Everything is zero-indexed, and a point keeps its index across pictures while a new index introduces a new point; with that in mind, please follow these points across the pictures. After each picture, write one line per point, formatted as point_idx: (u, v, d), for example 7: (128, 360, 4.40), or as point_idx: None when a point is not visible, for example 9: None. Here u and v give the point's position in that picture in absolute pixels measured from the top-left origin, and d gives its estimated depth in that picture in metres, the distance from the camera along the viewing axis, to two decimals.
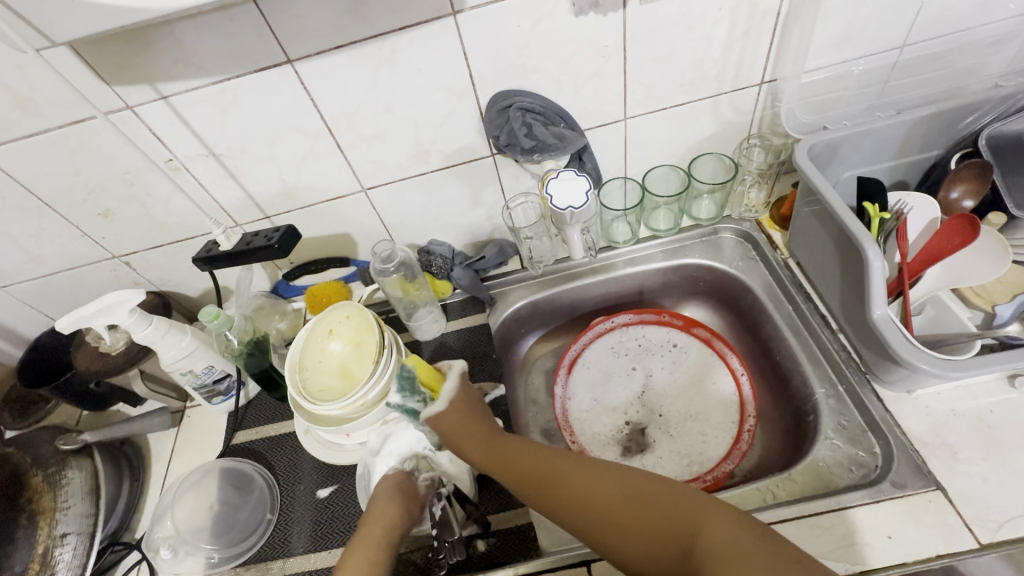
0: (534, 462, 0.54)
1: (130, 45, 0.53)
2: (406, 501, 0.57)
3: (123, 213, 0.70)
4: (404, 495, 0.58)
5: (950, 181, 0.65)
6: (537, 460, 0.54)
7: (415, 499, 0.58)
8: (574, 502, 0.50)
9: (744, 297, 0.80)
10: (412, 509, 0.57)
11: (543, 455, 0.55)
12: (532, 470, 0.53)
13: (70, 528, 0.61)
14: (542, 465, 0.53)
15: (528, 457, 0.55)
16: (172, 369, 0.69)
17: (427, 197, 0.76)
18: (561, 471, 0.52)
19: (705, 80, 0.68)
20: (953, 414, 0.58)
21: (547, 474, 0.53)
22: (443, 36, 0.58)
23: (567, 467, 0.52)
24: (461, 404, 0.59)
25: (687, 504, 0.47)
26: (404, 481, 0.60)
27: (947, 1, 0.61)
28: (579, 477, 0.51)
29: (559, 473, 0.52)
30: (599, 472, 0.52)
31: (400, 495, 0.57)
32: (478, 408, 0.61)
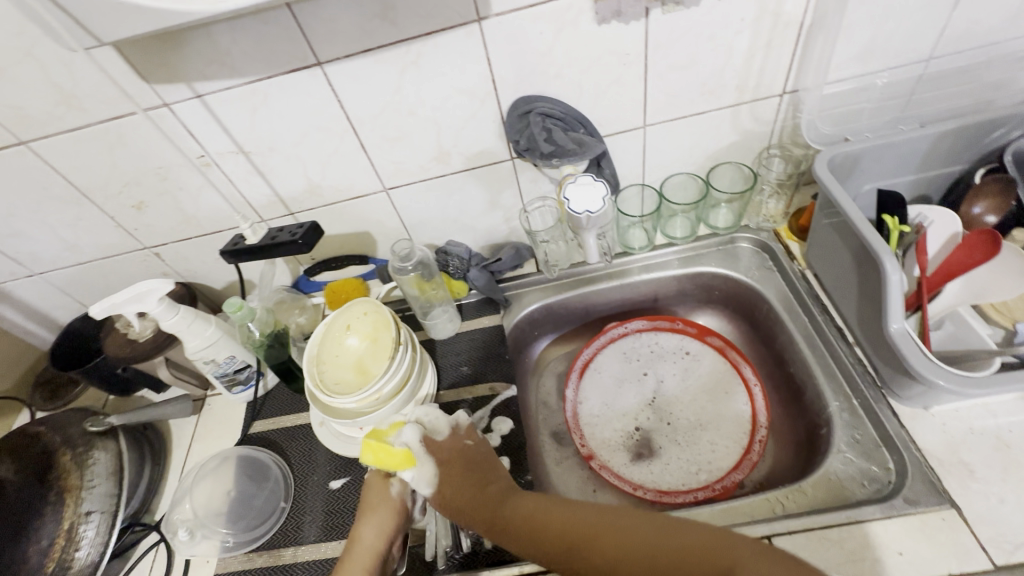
0: (546, 521, 0.51)
1: (169, 45, 0.55)
2: (384, 514, 0.57)
3: (156, 206, 0.72)
4: (382, 510, 0.57)
5: (972, 196, 0.65)
6: (550, 517, 0.52)
7: (393, 509, 0.58)
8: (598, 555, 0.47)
9: (759, 307, 0.80)
10: (390, 524, 0.57)
11: (550, 509, 0.53)
12: (548, 530, 0.51)
13: (94, 506, 0.64)
14: (554, 522, 0.51)
15: (536, 513, 0.53)
16: (196, 358, 0.72)
17: (447, 198, 0.78)
18: (575, 523, 0.50)
19: (726, 89, 0.68)
20: (972, 432, 0.58)
21: (562, 530, 0.50)
22: (467, 43, 0.59)
23: (576, 518, 0.51)
24: (454, 464, 0.59)
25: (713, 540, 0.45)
26: (381, 490, 0.59)
27: (974, 15, 0.60)
28: (595, 526, 0.49)
29: (572, 526, 0.50)
30: (612, 517, 0.49)
31: (376, 512, 0.57)
32: (472, 463, 0.59)
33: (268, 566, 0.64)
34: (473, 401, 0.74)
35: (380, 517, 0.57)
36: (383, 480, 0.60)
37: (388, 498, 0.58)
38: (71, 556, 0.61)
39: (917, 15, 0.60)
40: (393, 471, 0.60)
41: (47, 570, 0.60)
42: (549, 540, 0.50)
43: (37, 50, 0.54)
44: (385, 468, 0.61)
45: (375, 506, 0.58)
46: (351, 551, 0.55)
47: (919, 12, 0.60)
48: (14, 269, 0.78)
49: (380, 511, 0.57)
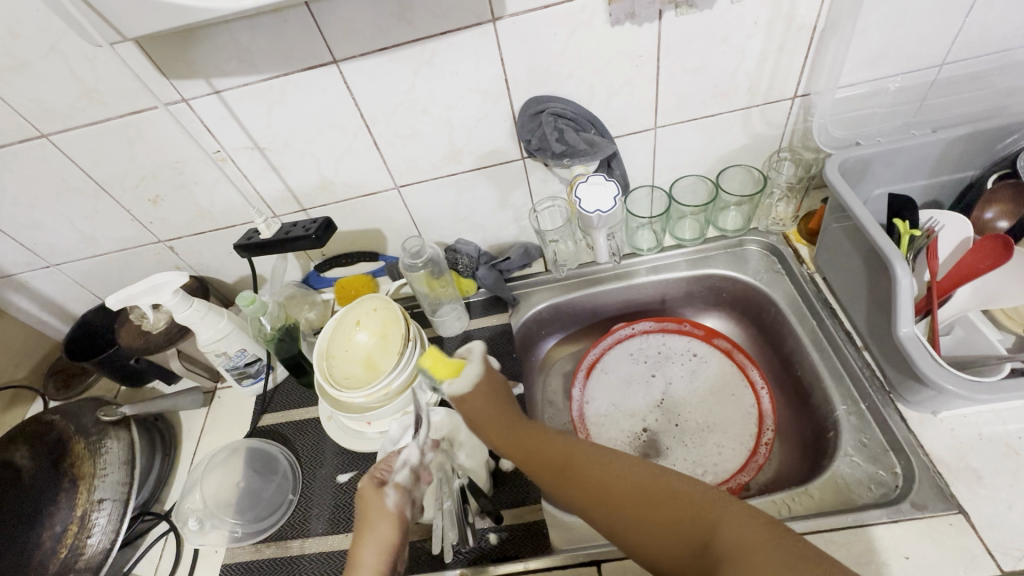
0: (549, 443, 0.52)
1: (189, 42, 0.56)
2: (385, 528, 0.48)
3: (171, 200, 0.74)
4: (381, 521, 0.48)
5: (983, 202, 0.65)
6: (556, 440, 0.52)
7: (395, 519, 0.49)
8: (588, 492, 0.46)
9: (767, 310, 0.80)
10: (394, 537, 0.47)
11: (559, 440, 0.52)
12: (548, 450, 0.51)
13: (107, 494, 0.65)
14: (559, 450, 0.51)
15: (545, 437, 0.53)
16: (208, 350, 0.73)
17: (457, 196, 0.78)
18: (581, 458, 0.49)
19: (738, 92, 0.68)
20: (980, 438, 0.57)
21: (560, 453, 0.50)
22: (481, 43, 0.60)
23: (577, 445, 0.50)
24: (490, 384, 0.58)
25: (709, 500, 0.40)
26: (377, 499, 0.50)
27: (989, 21, 0.60)
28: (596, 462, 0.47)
29: (576, 461, 0.48)
30: (617, 458, 0.47)
31: (376, 526, 0.48)
32: (497, 392, 0.58)
33: (275, 557, 0.65)
34: None
35: (382, 530, 0.47)
36: (377, 488, 0.51)
37: (390, 507, 0.50)
38: (83, 543, 0.62)
39: (930, 20, 0.60)
40: (387, 476, 0.53)
41: (60, 556, 0.60)
42: (547, 469, 0.50)
43: (61, 45, 0.55)
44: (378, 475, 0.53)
45: (373, 519, 0.49)
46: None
47: (933, 17, 0.60)
48: (33, 260, 0.79)
49: (380, 525, 0.48)
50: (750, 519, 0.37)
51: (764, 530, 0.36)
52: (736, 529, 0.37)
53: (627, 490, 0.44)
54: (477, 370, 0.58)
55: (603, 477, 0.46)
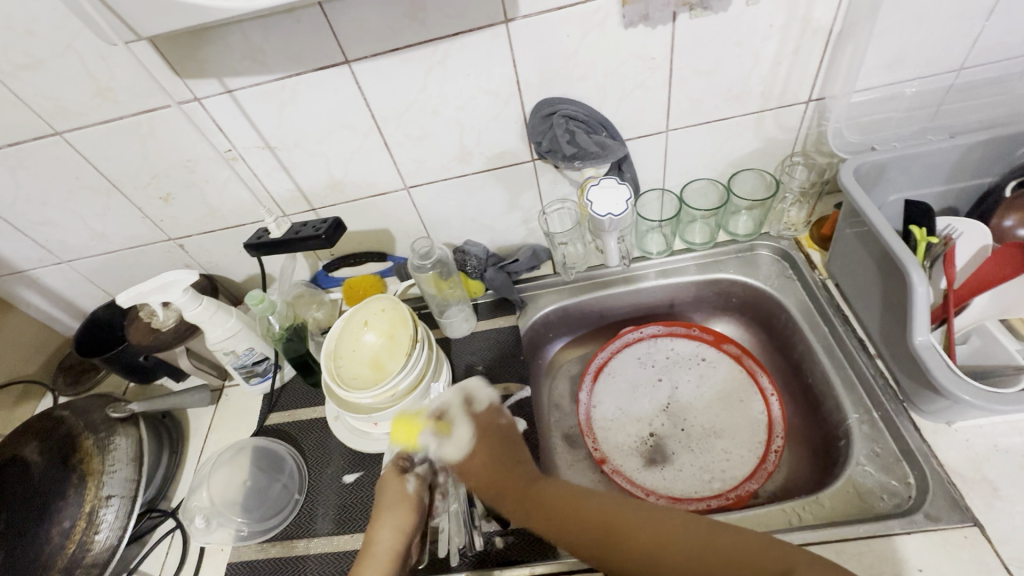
0: (581, 510, 0.54)
1: (202, 41, 0.56)
2: (402, 514, 0.57)
3: (182, 198, 0.74)
4: (399, 507, 0.57)
5: (1004, 208, 0.64)
6: (587, 505, 0.54)
7: (410, 505, 0.58)
8: (646, 549, 0.48)
9: (778, 316, 0.79)
10: (408, 522, 0.56)
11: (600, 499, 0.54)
12: (587, 519, 0.52)
13: (115, 491, 0.65)
14: (602, 509, 0.53)
15: (573, 503, 0.55)
16: (217, 348, 0.73)
17: (466, 198, 0.78)
18: (628, 516, 0.51)
19: (751, 96, 0.68)
20: (996, 450, 0.56)
21: (598, 516, 0.52)
22: (493, 44, 0.60)
23: (612, 507, 0.53)
24: (489, 446, 0.64)
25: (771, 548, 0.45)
26: (397, 487, 0.59)
27: (1009, 25, 0.59)
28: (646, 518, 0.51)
29: (620, 522, 0.51)
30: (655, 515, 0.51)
31: (394, 510, 0.57)
32: (497, 452, 0.63)
33: (280, 557, 0.65)
34: None
35: (399, 515, 0.57)
36: (399, 475, 0.60)
37: (408, 496, 0.59)
38: (91, 539, 0.62)
39: (949, 24, 0.59)
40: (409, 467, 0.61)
41: (67, 552, 0.61)
42: (596, 531, 0.51)
43: (77, 43, 0.56)
44: (400, 464, 0.62)
45: (392, 504, 0.58)
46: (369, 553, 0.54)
47: (952, 21, 0.59)
48: (45, 256, 0.80)
49: (397, 510, 0.57)
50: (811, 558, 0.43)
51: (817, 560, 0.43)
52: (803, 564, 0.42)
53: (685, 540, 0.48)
54: (467, 433, 0.65)
55: (659, 533, 0.49)
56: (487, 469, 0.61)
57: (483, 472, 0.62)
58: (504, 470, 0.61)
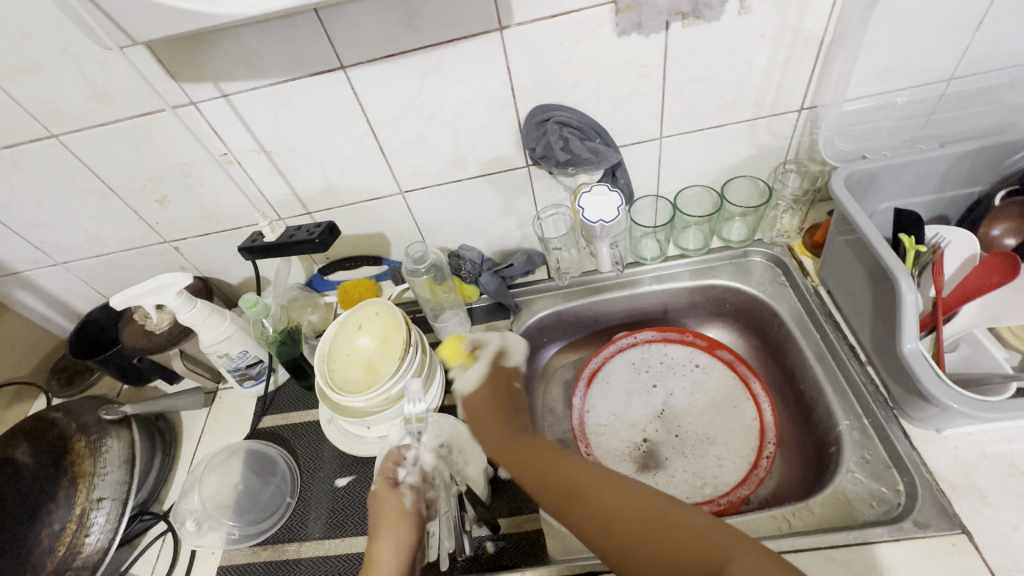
0: (553, 466, 0.55)
1: (198, 46, 0.57)
2: (401, 527, 0.55)
3: (178, 201, 0.74)
4: (397, 522, 0.56)
5: (990, 218, 0.64)
6: (560, 465, 0.55)
7: (409, 521, 0.56)
8: (596, 514, 0.49)
9: (770, 322, 0.79)
10: (409, 538, 0.55)
11: (568, 459, 0.55)
12: (554, 477, 0.54)
13: (106, 493, 0.65)
14: (568, 471, 0.54)
15: (548, 461, 0.56)
16: (211, 351, 0.73)
17: (461, 203, 0.79)
18: (587, 478, 0.52)
19: (744, 104, 0.68)
20: (985, 457, 0.57)
21: (563, 478, 0.53)
22: (487, 51, 0.60)
23: (583, 472, 0.53)
24: (497, 384, 0.69)
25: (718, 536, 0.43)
26: (391, 500, 0.57)
27: (998, 37, 0.60)
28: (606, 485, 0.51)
29: (582, 487, 0.51)
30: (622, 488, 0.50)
31: (393, 527, 0.55)
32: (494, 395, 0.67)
33: (272, 560, 0.65)
34: None
35: (398, 534, 0.55)
36: (391, 489, 0.58)
37: (405, 511, 0.57)
38: (81, 541, 0.62)
39: (939, 35, 0.60)
40: (399, 477, 0.60)
41: (58, 554, 0.61)
42: (556, 491, 0.53)
43: (73, 47, 0.56)
44: (390, 475, 0.60)
45: (389, 522, 0.56)
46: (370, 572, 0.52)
47: (941, 32, 0.60)
48: (39, 258, 0.80)
49: (394, 528, 0.55)
50: (761, 551, 0.40)
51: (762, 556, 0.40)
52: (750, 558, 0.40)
53: (632, 514, 0.47)
54: (479, 372, 0.70)
55: (611, 503, 0.49)
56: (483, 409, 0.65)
57: (480, 415, 0.65)
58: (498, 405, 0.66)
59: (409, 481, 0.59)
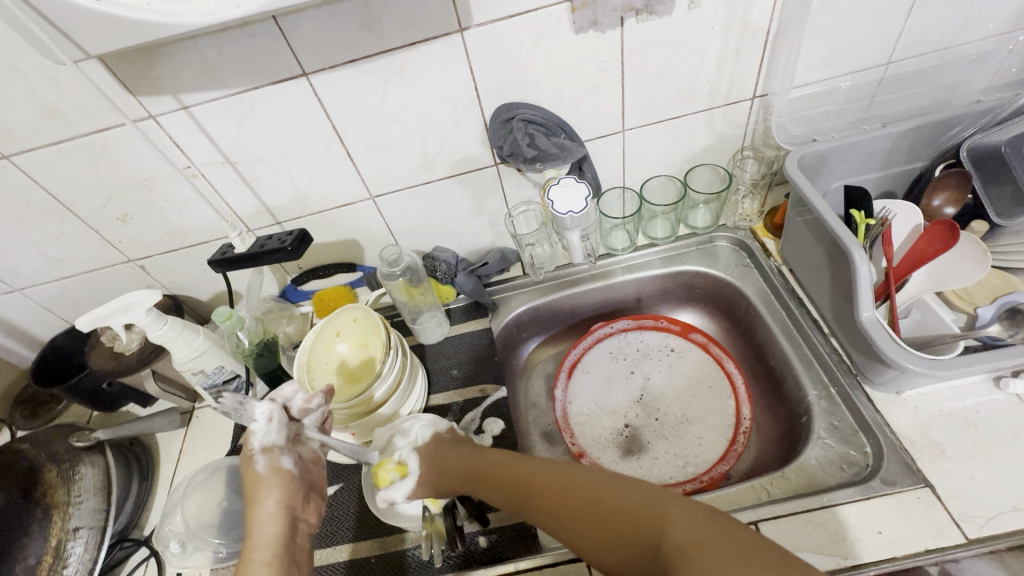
0: (515, 476, 0.52)
1: (156, 57, 0.56)
2: (275, 490, 0.49)
3: (141, 218, 0.72)
4: (274, 486, 0.50)
5: (931, 189, 0.68)
6: (519, 472, 0.52)
7: (281, 482, 0.50)
8: (552, 510, 0.46)
9: (739, 303, 0.82)
10: (289, 498, 0.50)
11: (524, 467, 0.52)
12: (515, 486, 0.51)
13: (82, 522, 0.63)
14: (526, 478, 0.51)
15: (509, 472, 0.53)
16: (186, 368, 0.71)
17: (433, 204, 0.79)
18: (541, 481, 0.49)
19: (700, 94, 0.71)
20: (941, 414, 0.60)
21: (525, 484, 0.50)
22: (449, 52, 0.61)
23: (538, 474, 0.50)
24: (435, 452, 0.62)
25: (653, 504, 0.40)
26: (262, 469, 0.50)
27: (928, 22, 0.64)
28: (556, 480, 0.48)
29: (538, 486, 0.49)
30: (574, 475, 0.47)
31: (271, 492, 0.49)
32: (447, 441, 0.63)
33: None
34: (465, 403, 0.75)
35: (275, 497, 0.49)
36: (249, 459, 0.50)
37: (283, 475, 0.50)
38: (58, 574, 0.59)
39: (875, 22, 0.64)
40: (253, 445, 0.51)
41: None
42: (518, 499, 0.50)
43: (22, 64, 0.54)
44: (244, 445, 0.51)
45: (264, 487, 0.49)
46: (251, 543, 0.47)
47: (876, 20, 0.64)
48: None
49: (267, 494, 0.49)
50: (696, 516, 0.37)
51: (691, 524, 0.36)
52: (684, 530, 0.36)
53: (581, 499, 0.44)
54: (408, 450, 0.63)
55: (560, 493, 0.46)
56: (432, 459, 0.61)
57: (433, 474, 0.60)
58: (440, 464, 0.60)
59: (267, 444, 0.51)
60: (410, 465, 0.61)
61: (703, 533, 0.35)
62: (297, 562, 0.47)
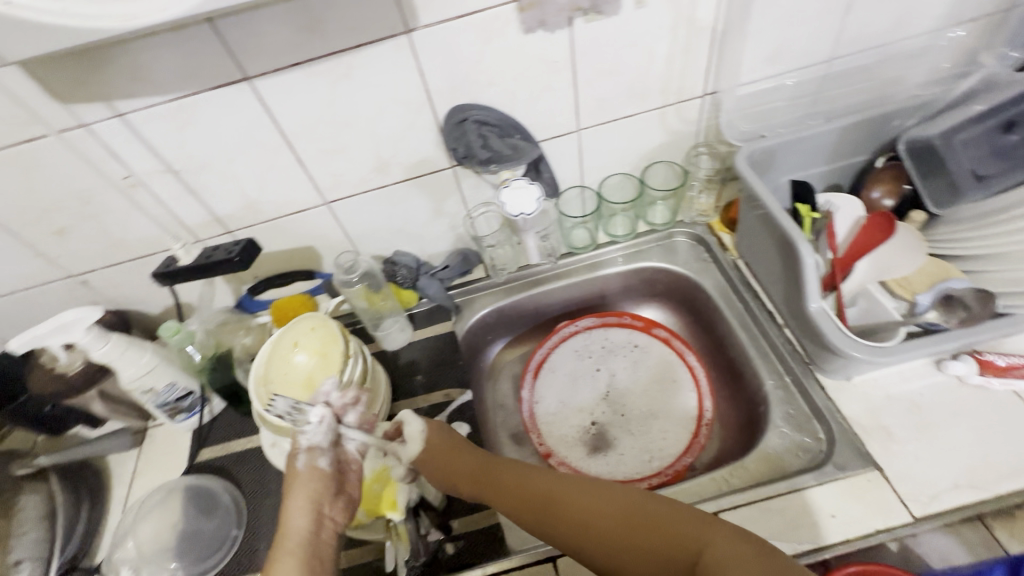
0: (524, 485, 0.53)
1: (84, 64, 0.53)
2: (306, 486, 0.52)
3: (80, 231, 0.69)
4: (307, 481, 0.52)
5: (873, 181, 0.72)
6: (529, 481, 0.53)
7: (314, 478, 0.53)
8: (576, 523, 0.49)
9: (698, 298, 0.84)
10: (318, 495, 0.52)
11: (534, 477, 0.54)
12: (528, 495, 0.52)
13: (25, 555, 0.61)
14: (540, 488, 0.52)
15: (518, 480, 0.54)
16: (133, 388, 0.69)
17: (391, 208, 0.78)
18: (558, 492, 0.51)
19: (652, 93, 0.72)
20: (889, 398, 0.63)
21: (538, 494, 0.52)
22: (397, 54, 0.60)
23: (553, 486, 0.52)
24: (441, 434, 0.58)
25: (691, 525, 0.46)
26: (300, 465, 0.53)
27: (865, 20, 0.67)
28: (575, 493, 0.51)
29: (556, 496, 0.51)
30: (596, 489, 0.51)
31: (303, 488, 0.52)
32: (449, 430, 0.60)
33: None
34: (429, 408, 0.74)
35: (307, 493, 0.51)
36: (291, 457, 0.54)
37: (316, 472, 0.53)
38: None
39: (816, 20, 0.66)
40: (299, 443, 0.55)
41: None
42: (529, 508, 0.52)
43: None
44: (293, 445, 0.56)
45: (300, 483, 0.52)
46: (281, 536, 0.49)
47: (817, 17, 0.65)
48: None
49: (299, 491, 0.52)
50: (731, 536, 0.43)
51: (731, 543, 0.43)
52: (724, 548, 0.43)
53: (611, 514, 0.48)
54: (414, 420, 0.58)
55: (585, 508, 0.49)
56: (441, 439, 0.57)
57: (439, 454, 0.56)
58: (451, 449, 0.57)
59: (312, 443, 0.55)
60: (415, 429, 0.57)
61: (745, 555, 0.41)
62: (321, 558, 0.48)
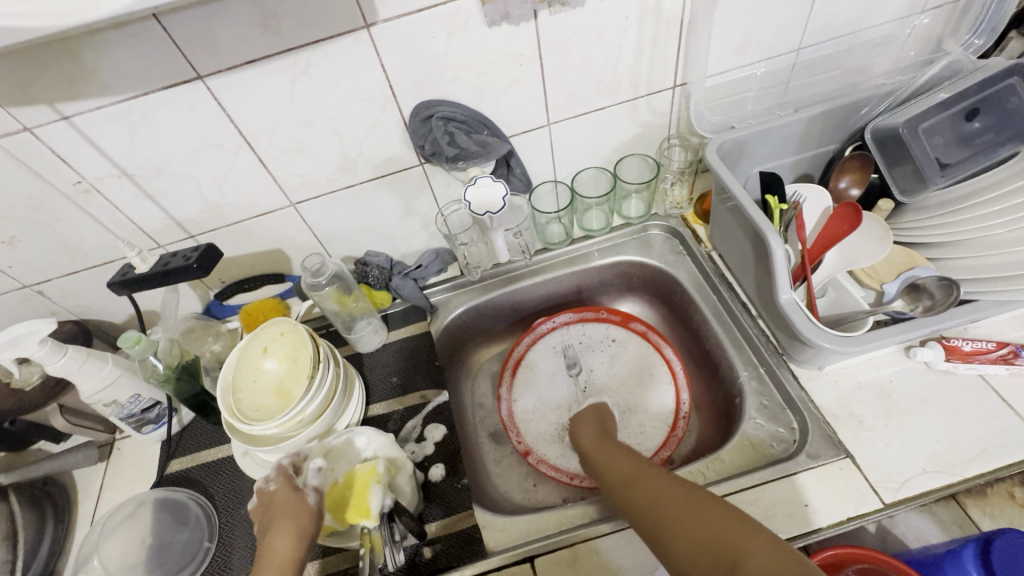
0: (625, 465, 0.58)
1: (22, 65, 0.50)
2: (298, 521, 0.51)
3: (30, 240, 0.66)
4: (298, 516, 0.51)
5: (838, 172, 0.72)
6: (630, 462, 0.58)
7: (308, 517, 0.52)
8: (643, 501, 0.51)
9: (674, 291, 0.84)
10: (305, 533, 0.50)
11: (640, 462, 0.57)
12: (624, 474, 0.56)
13: None
14: (633, 469, 0.56)
15: (626, 462, 0.59)
16: (95, 401, 0.68)
17: (360, 208, 0.76)
18: (644, 475, 0.54)
19: (622, 85, 0.71)
20: (859, 386, 0.63)
21: (630, 473, 0.56)
22: (357, 49, 0.58)
23: (643, 470, 0.55)
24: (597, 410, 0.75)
25: (740, 524, 0.42)
26: (292, 498, 0.53)
27: (831, 9, 0.66)
28: (657, 478, 0.53)
29: (639, 479, 0.54)
30: (674, 480, 0.52)
31: (292, 519, 0.51)
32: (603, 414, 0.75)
33: None
34: (405, 410, 0.73)
35: (296, 525, 0.50)
36: (293, 489, 0.54)
37: (304, 509, 0.52)
38: None
39: (782, 9, 0.65)
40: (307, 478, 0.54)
41: None
42: (619, 482, 0.56)
43: None
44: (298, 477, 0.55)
45: (286, 514, 0.51)
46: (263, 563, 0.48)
47: (783, 7, 0.65)
48: None
49: (289, 521, 0.51)
50: (774, 549, 0.38)
51: (774, 552, 0.38)
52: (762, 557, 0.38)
53: (671, 499, 0.48)
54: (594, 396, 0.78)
55: (658, 489, 0.51)
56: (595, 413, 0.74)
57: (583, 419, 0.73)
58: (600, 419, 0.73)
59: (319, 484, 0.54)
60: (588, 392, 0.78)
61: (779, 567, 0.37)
62: None
